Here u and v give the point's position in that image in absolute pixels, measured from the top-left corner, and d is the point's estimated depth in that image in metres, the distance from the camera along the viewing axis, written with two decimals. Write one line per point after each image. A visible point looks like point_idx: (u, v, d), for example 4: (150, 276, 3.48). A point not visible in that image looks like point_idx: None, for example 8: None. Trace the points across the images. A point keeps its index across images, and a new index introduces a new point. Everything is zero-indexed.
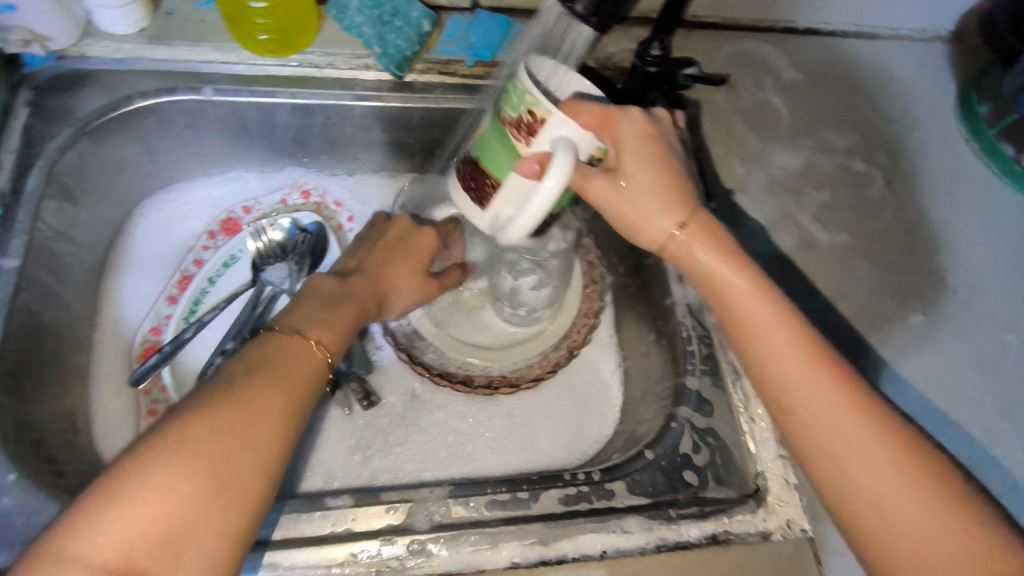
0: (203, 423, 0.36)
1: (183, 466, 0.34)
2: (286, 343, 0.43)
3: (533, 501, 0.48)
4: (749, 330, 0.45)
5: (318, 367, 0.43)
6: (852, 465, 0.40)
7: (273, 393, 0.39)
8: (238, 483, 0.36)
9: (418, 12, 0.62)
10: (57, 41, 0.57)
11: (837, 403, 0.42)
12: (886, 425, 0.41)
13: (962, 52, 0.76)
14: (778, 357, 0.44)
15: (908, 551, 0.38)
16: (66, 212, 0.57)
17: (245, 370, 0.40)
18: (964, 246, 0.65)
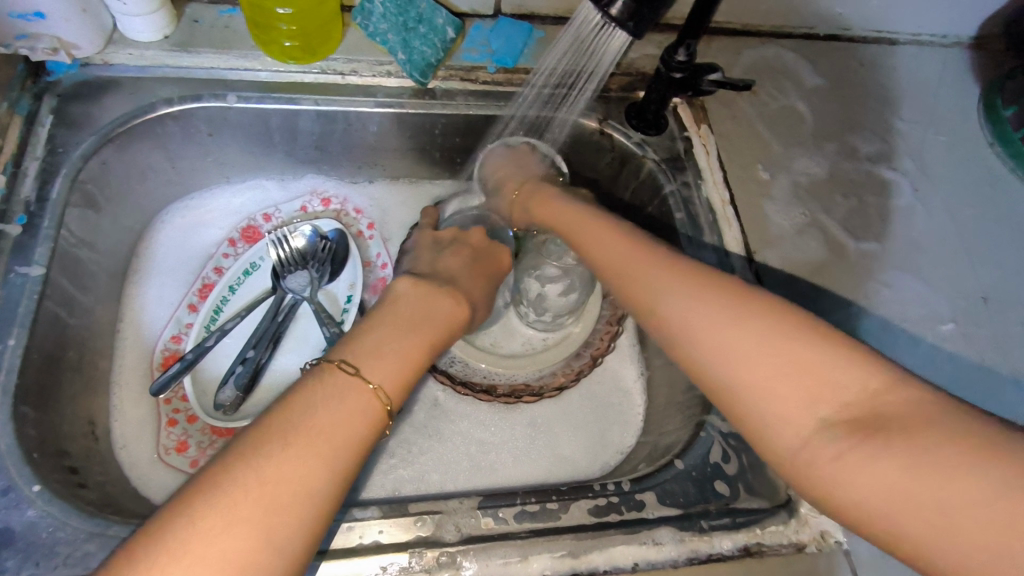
0: (239, 482, 0.31)
1: (204, 554, 0.29)
2: (346, 384, 0.36)
3: (563, 512, 0.47)
4: (612, 255, 0.46)
5: (376, 418, 0.37)
6: (706, 342, 0.37)
7: (321, 433, 0.34)
8: (279, 548, 0.30)
9: (443, 19, 0.61)
10: (82, 49, 0.57)
11: (680, 289, 0.40)
12: (729, 290, 0.38)
13: (984, 57, 0.75)
14: (631, 271, 0.44)
15: (780, 413, 0.34)
16: (89, 219, 0.57)
17: (287, 413, 0.34)
18: (992, 252, 0.65)
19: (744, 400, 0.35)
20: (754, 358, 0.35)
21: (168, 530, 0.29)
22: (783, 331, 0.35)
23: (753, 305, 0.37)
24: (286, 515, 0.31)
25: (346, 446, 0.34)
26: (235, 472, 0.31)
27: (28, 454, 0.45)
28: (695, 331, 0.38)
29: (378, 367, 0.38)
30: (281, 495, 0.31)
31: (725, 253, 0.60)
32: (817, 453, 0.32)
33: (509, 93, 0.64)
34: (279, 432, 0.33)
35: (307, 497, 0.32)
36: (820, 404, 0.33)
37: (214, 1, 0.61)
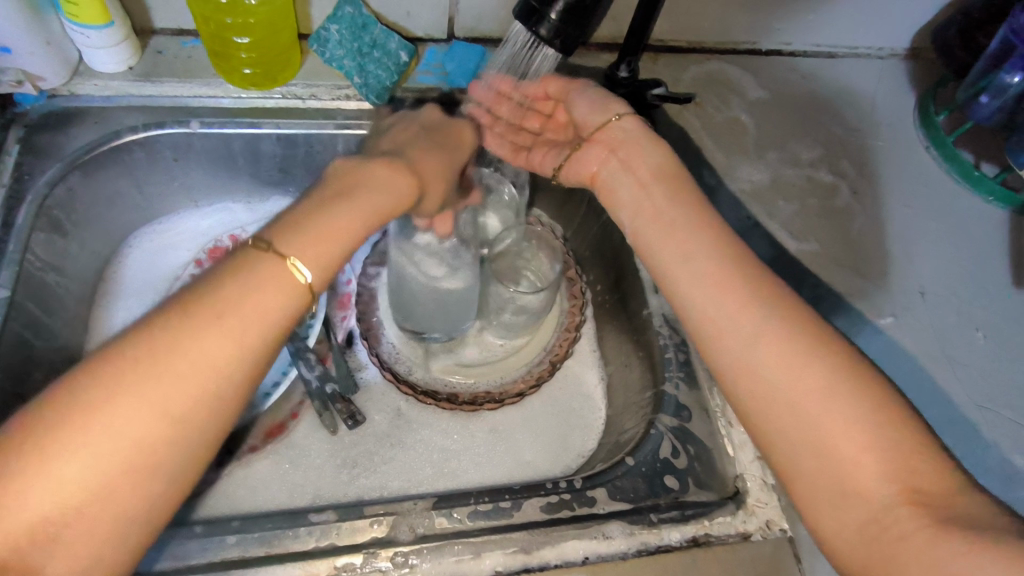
0: (167, 346, 0.35)
1: (122, 409, 0.34)
2: (259, 261, 0.38)
3: (516, 510, 0.48)
4: (697, 288, 0.44)
5: (293, 292, 0.39)
6: (795, 409, 0.39)
7: (248, 309, 0.37)
8: (205, 401, 0.36)
9: (396, 44, 0.64)
10: (48, 81, 0.59)
11: (774, 347, 0.41)
12: (839, 359, 0.40)
13: (919, 66, 0.79)
14: (725, 317, 0.43)
15: (853, 489, 0.38)
16: (56, 244, 0.58)
17: (212, 285, 0.38)
18: (930, 249, 0.68)
19: (809, 461, 0.39)
20: (838, 431, 0.38)
21: (100, 384, 0.34)
22: (873, 412, 0.38)
23: (853, 380, 0.39)
24: (208, 374, 0.36)
25: (272, 320, 0.38)
26: (163, 338, 0.35)
27: None
28: (783, 393, 0.40)
29: (299, 248, 0.40)
30: (206, 359, 0.36)
31: None
32: (880, 525, 0.37)
33: None
34: (204, 304, 0.37)
35: (233, 360, 0.37)
36: (892, 484, 0.37)
37: (176, 32, 0.64)
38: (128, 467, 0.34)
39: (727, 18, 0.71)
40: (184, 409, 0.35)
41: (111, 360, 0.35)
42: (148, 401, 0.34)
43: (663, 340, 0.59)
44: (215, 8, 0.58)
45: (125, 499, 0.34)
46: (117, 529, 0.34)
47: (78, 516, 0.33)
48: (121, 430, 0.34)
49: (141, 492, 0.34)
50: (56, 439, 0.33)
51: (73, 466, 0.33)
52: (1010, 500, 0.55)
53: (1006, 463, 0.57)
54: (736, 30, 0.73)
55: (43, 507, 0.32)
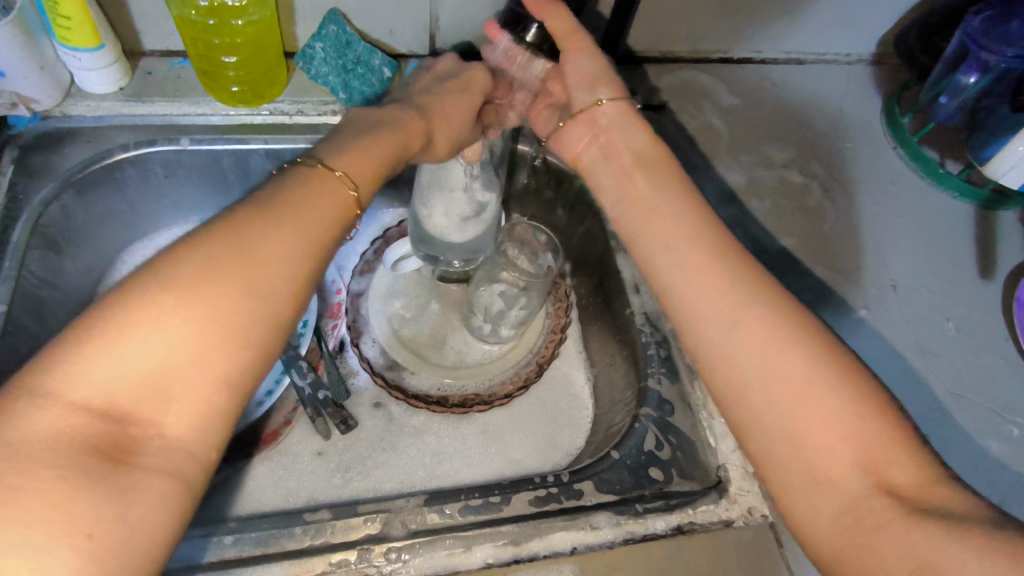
0: (252, 237, 0.39)
1: (208, 288, 0.36)
2: (315, 176, 0.44)
3: (505, 504, 0.50)
4: (682, 280, 0.46)
5: (345, 201, 0.44)
6: (779, 400, 0.41)
7: (312, 217, 0.42)
8: (283, 289, 0.39)
9: (379, 60, 0.67)
10: (41, 103, 0.61)
11: (756, 337, 0.42)
12: (825, 356, 0.41)
13: (884, 70, 0.82)
14: (713, 310, 0.44)
15: (832, 481, 0.39)
16: (51, 260, 0.60)
17: (277, 197, 0.42)
18: (900, 244, 0.70)
19: (786, 448, 0.40)
20: (817, 420, 0.39)
21: (192, 264, 0.36)
22: (851, 405, 0.39)
23: (834, 373, 0.40)
24: (287, 260, 0.40)
25: (332, 229, 0.43)
26: (245, 232, 0.39)
27: None
28: (764, 382, 0.41)
29: (351, 174, 0.46)
30: (285, 252, 0.40)
31: None
32: (855, 515, 0.38)
33: None
34: (275, 207, 0.41)
35: (304, 256, 0.41)
36: (866, 474, 0.38)
37: (165, 54, 0.66)
38: (224, 336, 0.36)
39: (697, 28, 0.73)
40: (269, 292, 0.38)
41: (197, 244, 0.37)
42: (237, 277, 0.37)
43: (645, 338, 0.61)
44: (203, 29, 0.60)
45: (223, 368, 0.35)
46: (206, 400, 0.35)
47: (181, 379, 0.34)
48: (217, 303, 0.36)
49: (236, 361, 0.36)
50: (157, 304, 0.34)
51: (172, 329, 0.34)
52: (984, 482, 0.57)
53: (978, 447, 0.59)
54: (706, 40, 0.75)
55: (147, 369, 0.33)
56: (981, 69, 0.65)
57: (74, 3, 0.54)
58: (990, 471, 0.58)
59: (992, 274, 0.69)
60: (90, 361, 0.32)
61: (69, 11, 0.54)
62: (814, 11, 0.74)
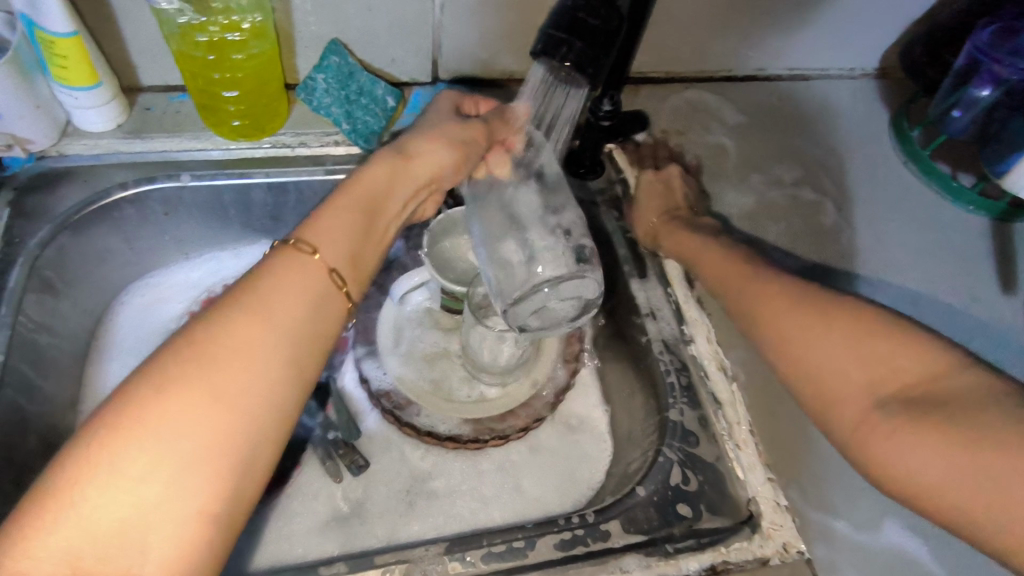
0: (220, 347, 0.37)
1: (179, 410, 0.35)
2: (292, 255, 0.42)
3: (529, 549, 0.47)
4: (754, 308, 0.50)
5: (324, 281, 0.42)
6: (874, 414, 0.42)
7: (288, 309, 0.40)
8: (261, 398, 0.37)
9: (383, 90, 0.66)
10: (37, 143, 0.59)
11: (839, 346, 0.44)
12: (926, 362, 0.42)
13: (889, 85, 0.81)
14: (791, 328, 0.46)
15: (962, 488, 0.37)
16: (48, 303, 0.58)
17: (253, 286, 0.40)
18: (918, 260, 0.69)
19: (898, 456, 0.40)
20: (932, 421, 0.39)
21: (148, 396, 0.35)
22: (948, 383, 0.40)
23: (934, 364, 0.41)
24: (262, 359, 0.38)
25: (313, 314, 0.41)
26: (211, 341, 0.37)
27: None
28: (859, 399, 0.43)
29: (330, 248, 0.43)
30: (257, 352, 0.38)
31: (668, 284, 0.64)
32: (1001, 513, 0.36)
33: None
34: (246, 302, 0.39)
35: (282, 354, 0.39)
36: (1008, 458, 0.36)
37: (164, 89, 0.65)
38: (196, 472, 0.34)
39: (701, 47, 0.72)
40: (243, 406, 0.36)
41: (162, 362, 0.36)
42: (205, 394, 0.35)
43: (664, 365, 0.59)
44: (204, 64, 0.58)
45: (195, 508, 0.34)
46: (189, 533, 0.34)
47: (154, 521, 0.33)
48: (183, 432, 0.34)
49: (213, 487, 0.35)
50: (116, 448, 0.33)
51: (138, 467, 0.33)
52: None
53: None
54: (711, 59, 0.74)
55: (116, 518, 0.32)
56: (993, 82, 0.64)
57: (70, 42, 0.53)
58: None
59: (1014, 289, 0.68)
60: (61, 515, 0.32)
61: (65, 50, 0.53)
62: (819, 26, 0.73)
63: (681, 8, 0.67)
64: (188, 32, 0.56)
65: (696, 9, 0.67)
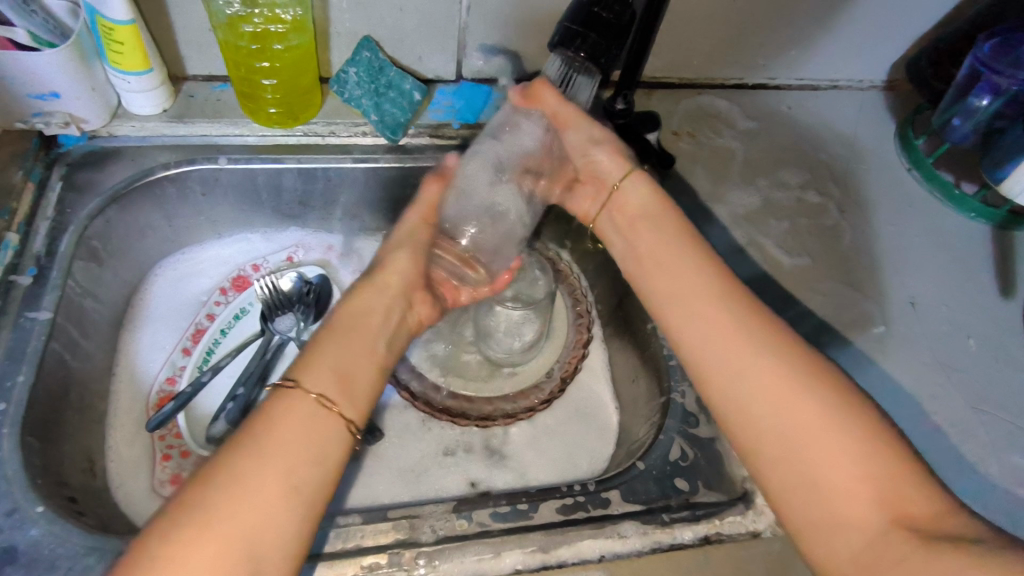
0: (229, 490, 0.39)
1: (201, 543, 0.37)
2: (289, 401, 0.43)
3: (533, 512, 0.50)
4: (687, 325, 0.50)
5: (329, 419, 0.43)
6: (784, 433, 0.44)
7: (284, 442, 0.41)
8: (268, 535, 0.39)
9: (410, 84, 0.70)
10: (90, 123, 0.64)
11: (761, 379, 0.46)
12: (829, 395, 0.44)
13: (896, 96, 0.84)
14: (716, 345, 0.48)
15: (846, 514, 0.41)
16: (93, 272, 0.62)
17: (266, 421, 0.42)
18: (918, 261, 0.71)
19: (792, 469, 0.44)
20: (825, 456, 0.43)
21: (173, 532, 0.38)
22: (855, 434, 0.43)
23: (841, 403, 0.44)
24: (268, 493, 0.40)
25: (316, 450, 0.42)
26: (219, 482, 0.39)
27: (32, 480, 0.48)
28: (772, 425, 0.45)
29: (319, 376, 0.45)
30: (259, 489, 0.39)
31: None
32: (873, 548, 0.40)
33: (473, 146, 0.72)
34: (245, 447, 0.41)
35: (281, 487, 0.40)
36: (883, 512, 0.41)
37: (206, 78, 0.69)
38: None
39: (713, 55, 0.76)
40: (251, 545, 0.38)
41: (186, 500, 0.39)
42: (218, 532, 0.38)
43: (667, 349, 0.62)
44: (247, 53, 0.62)
45: None
46: None
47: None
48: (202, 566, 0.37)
49: None
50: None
51: None
52: (1006, 496, 0.57)
53: (1003, 461, 0.59)
54: (724, 67, 0.78)
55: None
56: (992, 93, 0.67)
57: (127, 29, 0.57)
58: (1012, 485, 0.58)
59: (1011, 294, 0.70)
60: None
61: (123, 37, 0.58)
62: (830, 38, 0.76)
63: (696, 16, 0.70)
64: (234, 23, 0.61)
65: (710, 18, 0.71)
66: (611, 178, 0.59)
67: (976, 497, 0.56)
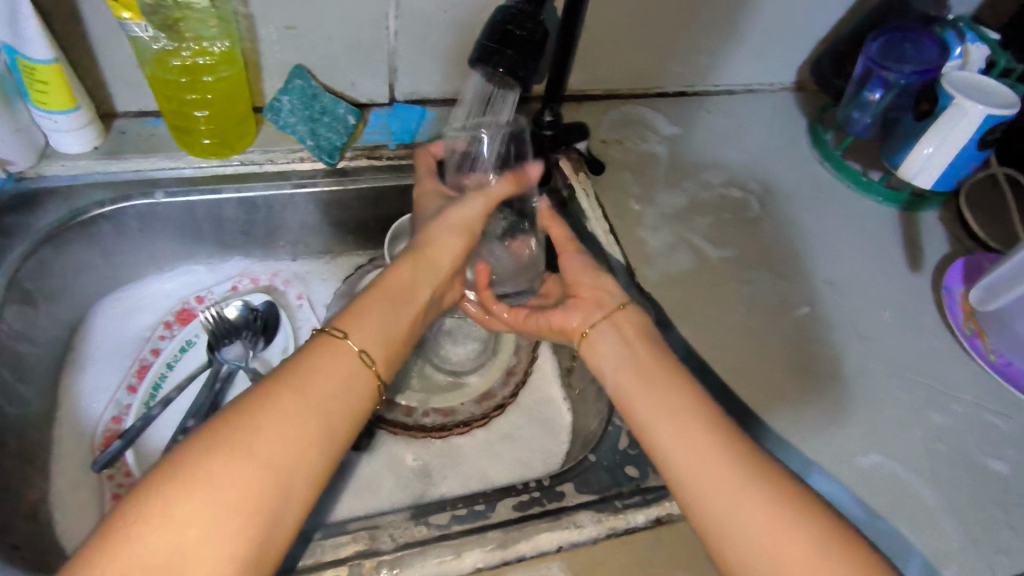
0: (279, 418, 0.43)
1: (247, 461, 0.41)
2: (331, 349, 0.48)
3: (490, 511, 0.52)
4: (656, 428, 0.49)
5: (363, 376, 0.48)
6: (764, 548, 0.43)
7: (325, 395, 0.45)
8: (301, 471, 0.43)
9: (344, 109, 0.71)
10: (17, 164, 0.62)
11: (739, 485, 0.45)
12: (809, 512, 0.44)
13: (805, 96, 0.90)
14: (691, 453, 0.47)
15: None
16: (27, 314, 0.61)
17: (309, 374, 0.46)
18: (835, 245, 0.77)
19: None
20: (806, 572, 0.42)
21: (220, 454, 0.41)
22: (838, 555, 0.42)
23: (818, 520, 0.44)
24: (309, 444, 0.43)
25: (348, 405, 0.46)
26: (269, 409, 0.43)
27: None
28: (748, 536, 0.44)
29: (365, 336, 0.49)
30: (306, 435, 0.43)
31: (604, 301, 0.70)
32: None
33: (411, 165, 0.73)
34: (296, 383, 0.45)
35: (320, 435, 0.44)
36: None
37: (138, 113, 0.69)
38: (237, 519, 0.39)
39: (633, 67, 0.80)
40: (283, 476, 0.42)
41: (240, 419, 0.42)
42: (263, 460, 0.41)
43: None
44: (177, 87, 0.63)
45: (236, 549, 0.39)
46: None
47: (197, 563, 0.38)
48: (239, 484, 0.40)
49: (251, 534, 0.40)
50: (201, 477, 0.40)
51: (199, 504, 0.39)
52: (929, 454, 0.61)
53: (924, 421, 0.63)
54: (644, 76, 0.82)
55: (163, 561, 0.37)
56: (884, 86, 0.73)
57: (50, 69, 0.57)
58: (936, 442, 0.62)
59: (920, 268, 0.76)
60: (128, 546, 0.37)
61: (46, 76, 0.57)
62: (737, 45, 0.82)
63: (611, 31, 0.74)
64: (163, 57, 0.62)
65: (625, 33, 0.75)
66: (609, 302, 0.58)
67: (904, 456, 0.61)
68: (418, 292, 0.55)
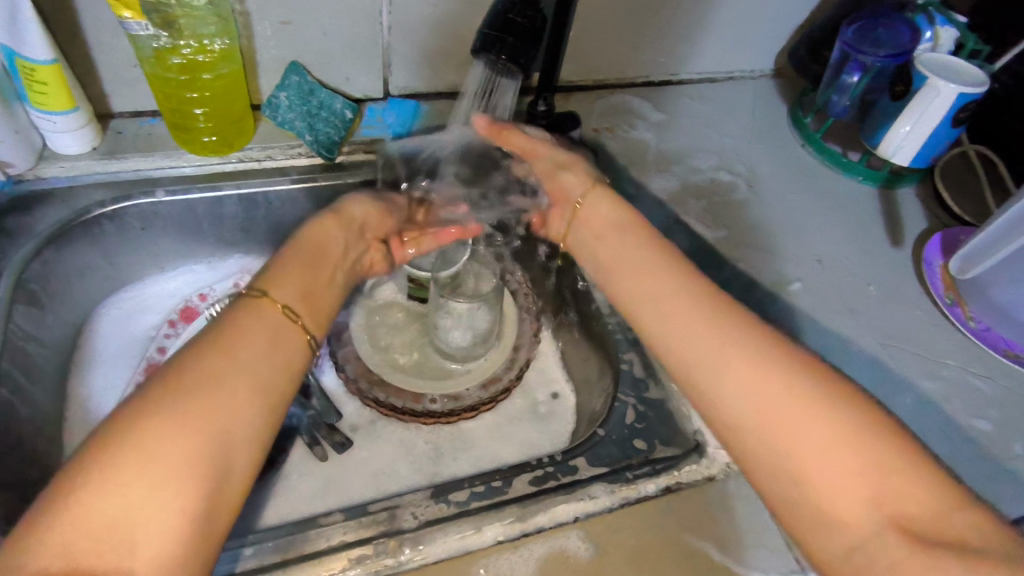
0: (204, 374, 0.42)
1: (178, 418, 0.39)
2: (254, 307, 0.47)
3: (507, 487, 0.53)
4: (665, 326, 0.52)
5: (294, 332, 0.48)
6: (778, 427, 0.44)
7: (254, 347, 0.45)
8: (238, 424, 0.41)
9: (341, 104, 0.72)
10: (16, 166, 0.62)
11: (749, 368, 0.46)
12: (827, 387, 0.45)
13: (784, 82, 0.94)
14: (697, 349, 0.49)
15: (835, 511, 0.41)
16: (33, 315, 0.61)
17: (235, 327, 0.45)
18: (819, 223, 0.80)
19: (779, 461, 0.44)
20: (815, 448, 0.42)
21: (146, 415, 0.39)
22: (850, 423, 0.43)
23: (835, 395, 0.44)
24: (243, 398, 0.42)
25: (278, 358, 0.45)
26: (187, 366, 0.42)
27: None
28: (758, 419, 0.45)
29: (284, 293, 0.49)
30: (232, 386, 0.42)
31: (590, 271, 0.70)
32: (867, 552, 0.40)
33: None
34: (216, 343, 0.44)
35: (252, 388, 0.43)
36: (876, 510, 0.40)
37: (134, 114, 0.69)
38: (181, 474, 0.38)
39: (620, 57, 0.83)
40: (221, 427, 0.40)
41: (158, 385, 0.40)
42: (194, 417, 0.40)
43: (612, 325, 0.66)
44: (177, 84, 0.64)
45: (181, 508, 0.37)
46: (171, 534, 0.37)
47: (143, 523, 0.36)
48: (174, 442, 0.38)
49: (196, 489, 0.38)
50: (130, 441, 0.37)
51: (134, 468, 0.37)
52: (918, 415, 0.65)
53: (912, 385, 0.67)
54: (631, 66, 0.85)
55: (106, 522, 0.35)
56: (861, 69, 0.76)
57: (50, 69, 0.57)
58: (924, 404, 0.65)
59: (901, 242, 0.79)
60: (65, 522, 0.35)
61: (46, 77, 0.57)
62: (719, 34, 0.85)
63: (599, 21, 0.77)
64: (163, 55, 0.62)
65: (611, 24, 0.78)
66: (573, 196, 0.63)
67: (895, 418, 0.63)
68: (333, 251, 0.57)
